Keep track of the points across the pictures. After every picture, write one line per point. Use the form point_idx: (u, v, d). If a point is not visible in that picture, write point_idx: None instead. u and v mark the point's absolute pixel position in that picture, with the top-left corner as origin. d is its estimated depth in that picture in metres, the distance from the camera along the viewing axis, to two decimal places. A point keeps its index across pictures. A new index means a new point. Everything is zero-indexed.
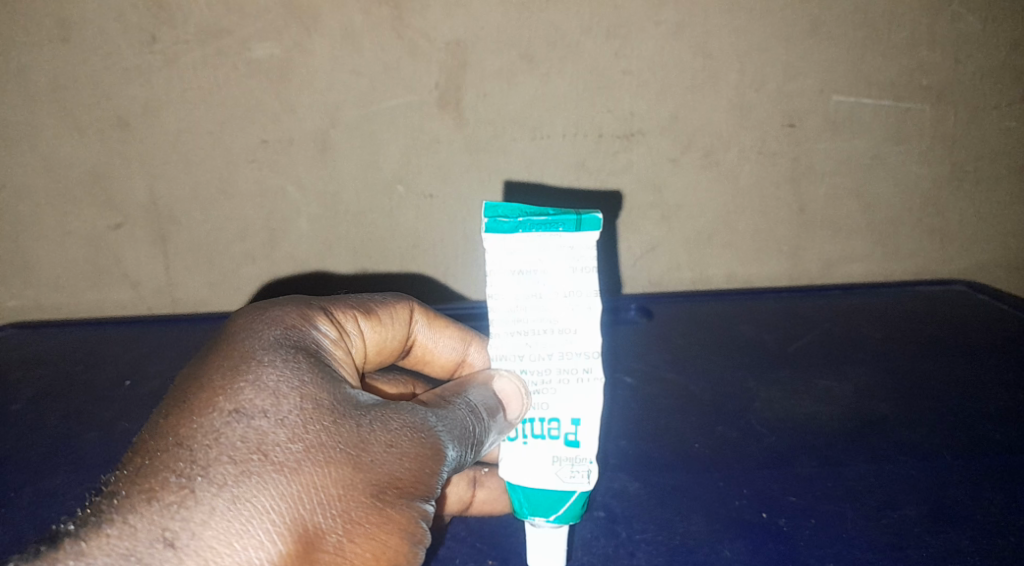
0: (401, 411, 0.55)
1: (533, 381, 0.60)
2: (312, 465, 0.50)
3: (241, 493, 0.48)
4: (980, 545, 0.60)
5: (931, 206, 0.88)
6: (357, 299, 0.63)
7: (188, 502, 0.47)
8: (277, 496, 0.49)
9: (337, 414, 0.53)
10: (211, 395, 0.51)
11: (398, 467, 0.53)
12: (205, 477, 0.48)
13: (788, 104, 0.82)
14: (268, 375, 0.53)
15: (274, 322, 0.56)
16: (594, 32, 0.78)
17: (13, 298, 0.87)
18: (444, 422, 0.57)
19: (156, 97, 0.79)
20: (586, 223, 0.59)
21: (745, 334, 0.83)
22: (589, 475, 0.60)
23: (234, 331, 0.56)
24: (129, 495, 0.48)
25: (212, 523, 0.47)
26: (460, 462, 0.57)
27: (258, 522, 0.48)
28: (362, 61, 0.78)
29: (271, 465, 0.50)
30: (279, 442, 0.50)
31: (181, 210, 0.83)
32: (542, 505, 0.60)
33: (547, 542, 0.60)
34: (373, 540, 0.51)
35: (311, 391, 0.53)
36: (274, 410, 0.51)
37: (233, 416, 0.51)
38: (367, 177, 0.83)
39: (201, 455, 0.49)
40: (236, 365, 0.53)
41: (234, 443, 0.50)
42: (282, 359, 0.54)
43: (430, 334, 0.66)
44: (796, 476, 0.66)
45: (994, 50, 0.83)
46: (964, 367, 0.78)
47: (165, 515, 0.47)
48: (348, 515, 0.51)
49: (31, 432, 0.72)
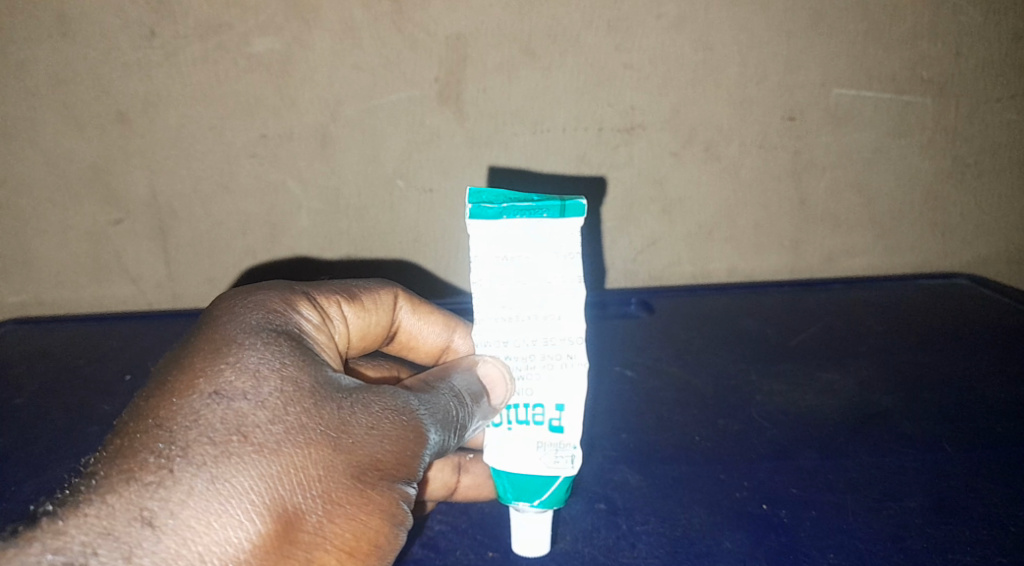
0: (383, 394, 0.54)
1: (517, 366, 0.60)
2: (293, 447, 0.49)
3: (220, 473, 0.47)
4: (981, 535, 0.60)
5: (934, 199, 0.88)
6: (341, 285, 0.62)
7: (166, 481, 0.46)
8: (257, 476, 0.47)
9: (318, 397, 0.51)
10: (191, 377, 0.50)
11: (379, 448, 0.52)
12: (184, 458, 0.47)
13: (790, 96, 0.82)
14: (249, 357, 0.51)
15: (256, 306, 0.55)
16: (596, 25, 0.78)
17: (13, 293, 0.87)
18: (427, 405, 0.56)
19: (156, 92, 0.79)
20: (569, 209, 0.58)
21: (745, 326, 0.83)
22: (573, 460, 0.60)
23: (215, 315, 0.54)
24: (108, 475, 0.46)
25: (191, 503, 0.46)
26: (443, 446, 0.56)
27: (237, 501, 0.47)
28: (363, 55, 0.78)
29: (251, 446, 0.48)
30: (259, 423, 0.49)
31: (182, 206, 0.83)
32: (527, 490, 0.60)
33: (529, 524, 0.59)
34: (353, 521, 0.50)
35: (292, 373, 0.51)
36: (255, 391, 0.49)
37: (213, 397, 0.49)
38: (367, 171, 0.83)
39: (180, 436, 0.47)
40: (217, 348, 0.51)
41: (214, 424, 0.48)
42: (263, 342, 0.52)
43: (414, 320, 0.65)
44: (799, 468, 0.66)
45: (997, 41, 0.82)
46: (966, 359, 0.78)
47: (143, 494, 0.45)
48: (329, 495, 0.49)
49: (33, 426, 0.72)
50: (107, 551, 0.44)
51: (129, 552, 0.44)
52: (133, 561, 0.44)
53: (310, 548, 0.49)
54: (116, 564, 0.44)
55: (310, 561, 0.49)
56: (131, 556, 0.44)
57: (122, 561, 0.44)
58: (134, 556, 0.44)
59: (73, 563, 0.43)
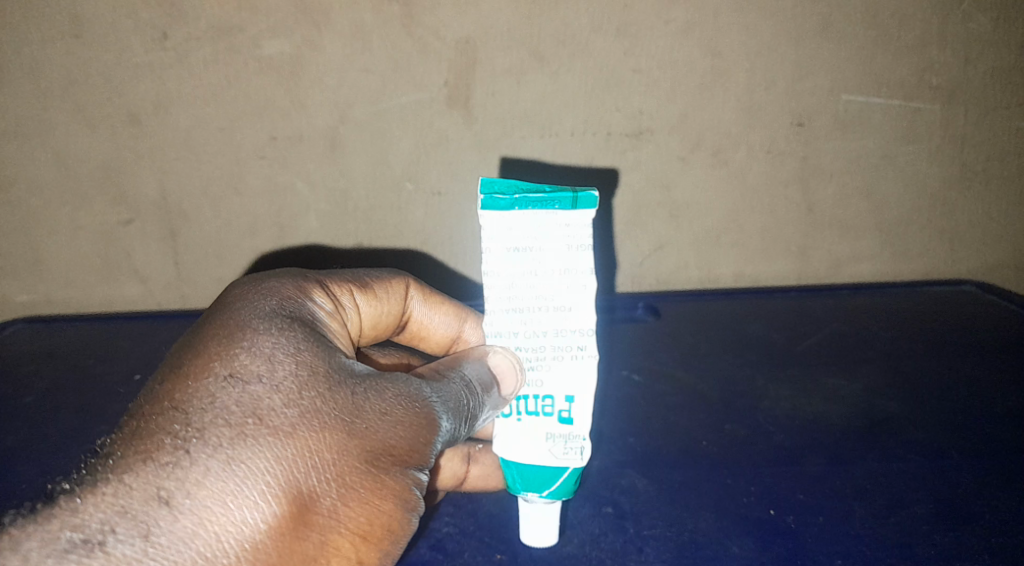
0: (396, 381, 0.54)
1: (528, 357, 0.60)
2: (308, 430, 0.49)
3: (236, 455, 0.47)
4: (989, 544, 0.60)
5: (942, 206, 0.88)
6: (353, 273, 0.62)
7: (183, 462, 0.46)
8: (273, 458, 0.48)
9: (333, 382, 0.51)
10: (207, 361, 0.50)
11: (393, 434, 0.52)
12: (200, 439, 0.47)
13: (798, 102, 0.82)
14: (264, 342, 0.51)
15: (270, 292, 0.55)
16: (604, 30, 0.78)
17: (23, 292, 0.87)
18: (439, 393, 0.56)
19: (168, 93, 0.79)
20: (582, 201, 0.58)
21: (753, 331, 0.83)
22: (582, 451, 0.61)
23: (229, 301, 0.54)
24: (124, 456, 0.46)
25: (207, 483, 0.46)
26: (454, 435, 0.56)
27: (253, 482, 0.47)
28: (372, 57, 0.78)
29: (266, 428, 0.48)
30: (274, 406, 0.49)
31: (191, 206, 0.84)
32: (536, 481, 0.61)
33: (540, 517, 0.60)
34: (366, 505, 0.51)
35: (307, 358, 0.51)
36: (270, 375, 0.50)
37: (228, 380, 0.49)
38: (376, 174, 0.83)
39: (196, 418, 0.47)
40: (232, 333, 0.51)
41: (229, 407, 0.48)
42: (277, 328, 0.52)
43: (425, 310, 0.65)
44: (807, 474, 0.66)
45: (1006, 49, 0.82)
46: (974, 367, 0.78)
47: (160, 474, 0.46)
48: (342, 479, 0.50)
49: (44, 424, 0.72)
50: (125, 529, 0.44)
51: (147, 531, 0.44)
52: (150, 540, 0.44)
53: (324, 530, 0.49)
54: (133, 542, 0.44)
55: (324, 544, 0.49)
56: (148, 535, 0.44)
57: (139, 539, 0.44)
58: (152, 535, 0.44)
59: (91, 540, 0.44)
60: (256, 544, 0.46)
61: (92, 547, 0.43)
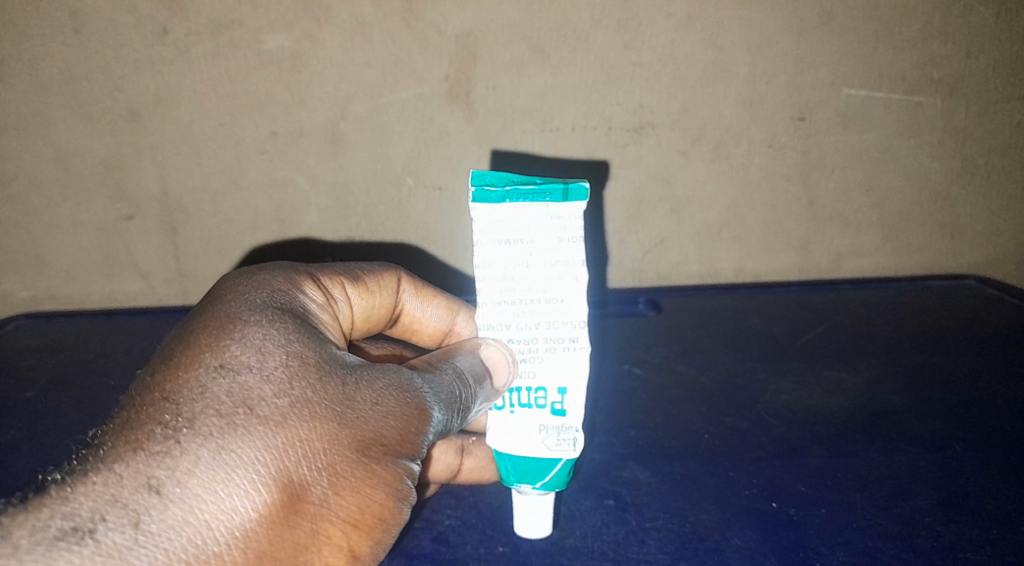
0: (387, 371, 0.55)
1: (520, 349, 0.60)
2: (298, 419, 0.49)
3: (226, 444, 0.47)
4: (991, 535, 0.60)
5: (943, 200, 0.88)
6: (345, 267, 0.62)
7: (173, 451, 0.46)
8: (263, 448, 0.48)
9: (323, 372, 0.52)
10: (198, 352, 0.50)
11: (383, 424, 0.52)
12: (191, 429, 0.47)
13: (799, 96, 0.82)
14: (254, 333, 0.51)
15: (261, 285, 0.55)
16: (605, 24, 0.78)
17: (25, 288, 0.88)
18: (430, 385, 0.56)
19: (168, 88, 0.79)
20: (573, 193, 0.58)
21: (754, 325, 0.84)
22: (575, 443, 0.61)
23: (219, 294, 0.54)
24: (115, 446, 0.46)
25: (197, 472, 0.46)
26: (446, 426, 0.57)
27: (243, 471, 0.47)
28: (372, 52, 0.78)
29: (257, 418, 0.48)
30: (264, 396, 0.49)
31: (191, 202, 0.84)
32: (529, 473, 0.61)
33: (532, 508, 0.60)
34: (357, 494, 0.51)
35: (297, 349, 0.52)
36: (260, 366, 0.50)
37: (219, 371, 0.49)
38: (377, 169, 0.83)
39: (186, 408, 0.48)
40: (222, 325, 0.51)
41: (220, 397, 0.48)
42: (267, 319, 0.52)
43: (417, 303, 0.66)
44: (808, 467, 0.66)
45: (1007, 41, 0.82)
46: (974, 360, 0.78)
47: (150, 463, 0.46)
48: (333, 468, 0.50)
49: (46, 419, 0.72)
50: (115, 518, 0.44)
51: (137, 519, 0.44)
52: (140, 528, 0.44)
53: (315, 519, 0.49)
54: (123, 530, 0.44)
55: (315, 533, 0.49)
56: (139, 523, 0.44)
57: (129, 527, 0.44)
58: (142, 523, 0.44)
59: (81, 529, 0.44)
60: (245, 532, 0.47)
61: (82, 535, 0.44)
